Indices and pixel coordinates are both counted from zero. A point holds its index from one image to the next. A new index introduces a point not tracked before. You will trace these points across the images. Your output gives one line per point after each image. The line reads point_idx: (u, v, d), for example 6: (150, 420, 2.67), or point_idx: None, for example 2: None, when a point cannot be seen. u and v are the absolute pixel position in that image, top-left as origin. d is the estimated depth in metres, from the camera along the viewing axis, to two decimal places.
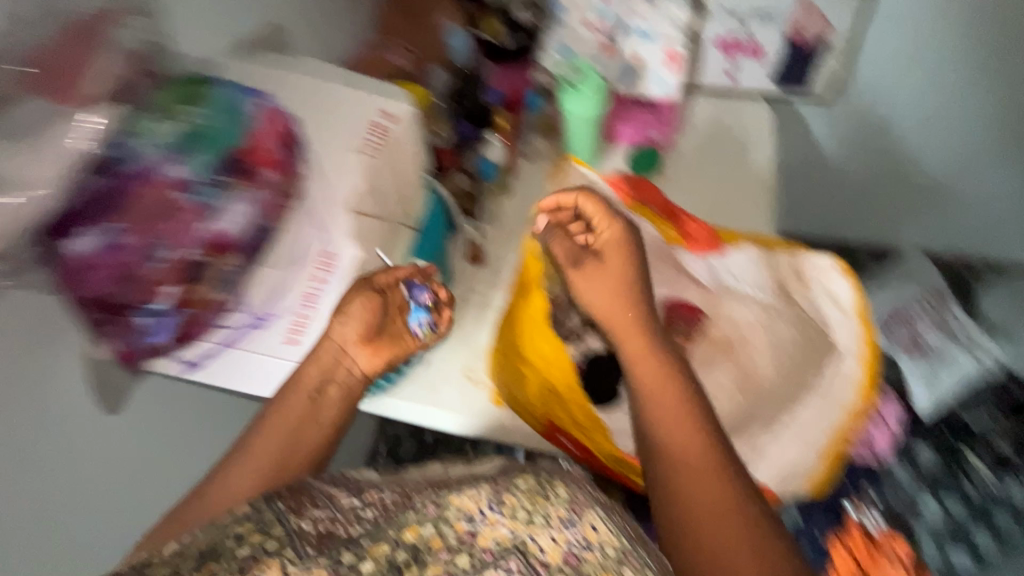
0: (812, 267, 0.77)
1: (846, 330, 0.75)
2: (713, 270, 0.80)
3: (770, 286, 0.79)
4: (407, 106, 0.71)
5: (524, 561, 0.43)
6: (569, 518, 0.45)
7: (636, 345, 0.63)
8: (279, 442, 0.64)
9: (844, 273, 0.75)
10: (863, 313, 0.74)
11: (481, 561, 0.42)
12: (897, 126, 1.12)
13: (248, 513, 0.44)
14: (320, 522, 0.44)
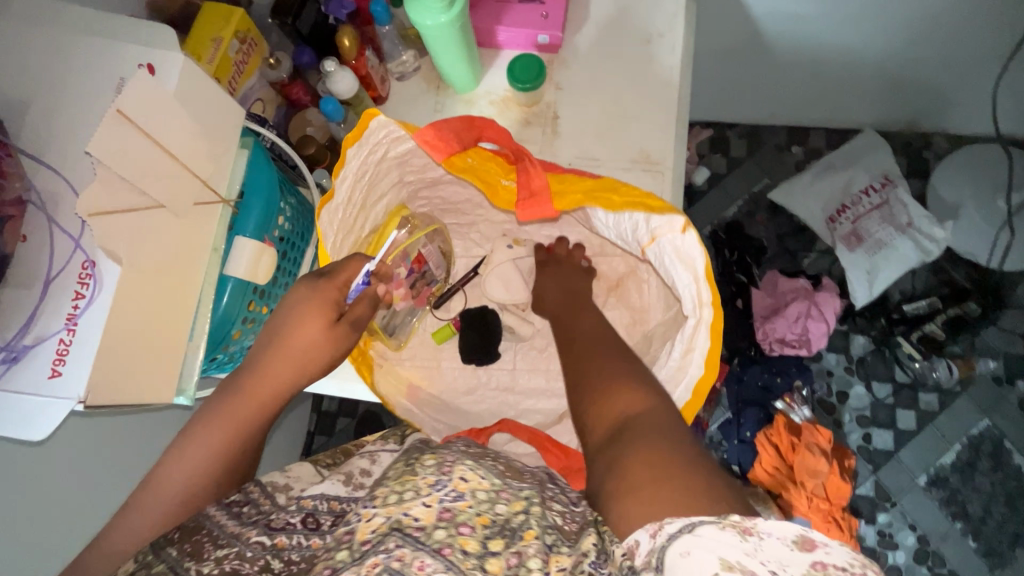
0: (662, 227, 0.56)
1: (696, 352, 0.57)
2: (660, 253, 0.60)
3: (707, 300, 0.56)
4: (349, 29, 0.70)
5: (402, 537, 0.38)
6: (438, 480, 0.42)
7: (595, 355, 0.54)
8: (243, 423, 0.49)
9: (692, 236, 0.54)
10: (713, 292, 0.55)
11: (359, 548, 0.38)
12: (901, 44, 1.05)
13: (136, 572, 0.39)
14: (225, 562, 0.40)
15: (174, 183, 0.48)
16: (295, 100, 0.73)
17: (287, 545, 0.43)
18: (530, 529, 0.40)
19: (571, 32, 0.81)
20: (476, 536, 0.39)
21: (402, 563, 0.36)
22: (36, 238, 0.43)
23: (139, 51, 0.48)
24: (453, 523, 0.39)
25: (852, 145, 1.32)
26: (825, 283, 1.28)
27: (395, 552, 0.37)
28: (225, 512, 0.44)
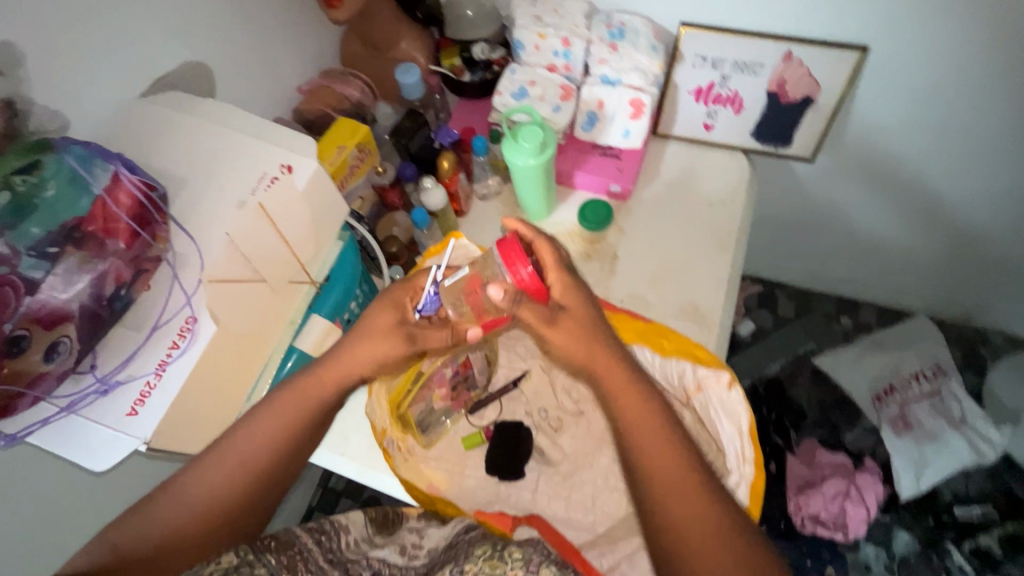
0: (708, 378, 0.63)
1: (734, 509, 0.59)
2: (704, 404, 0.65)
3: (749, 457, 0.60)
4: (449, 154, 0.81)
5: None
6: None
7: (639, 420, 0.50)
8: (287, 422, 0.53)
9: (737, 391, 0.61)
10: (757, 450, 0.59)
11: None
12: (956, 239, 1.10)
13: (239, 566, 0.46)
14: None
15: (278, 263, 0.56)
16: (389, 202, 0.83)
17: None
18: None
19: (640, 186, 0.89)
20: None
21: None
22: (158, 290, 0.50)
23: (284, 153, 0.57)
24: None
25: (904, 327, 1.33)
26: (868, 465, 1.22)
27: None
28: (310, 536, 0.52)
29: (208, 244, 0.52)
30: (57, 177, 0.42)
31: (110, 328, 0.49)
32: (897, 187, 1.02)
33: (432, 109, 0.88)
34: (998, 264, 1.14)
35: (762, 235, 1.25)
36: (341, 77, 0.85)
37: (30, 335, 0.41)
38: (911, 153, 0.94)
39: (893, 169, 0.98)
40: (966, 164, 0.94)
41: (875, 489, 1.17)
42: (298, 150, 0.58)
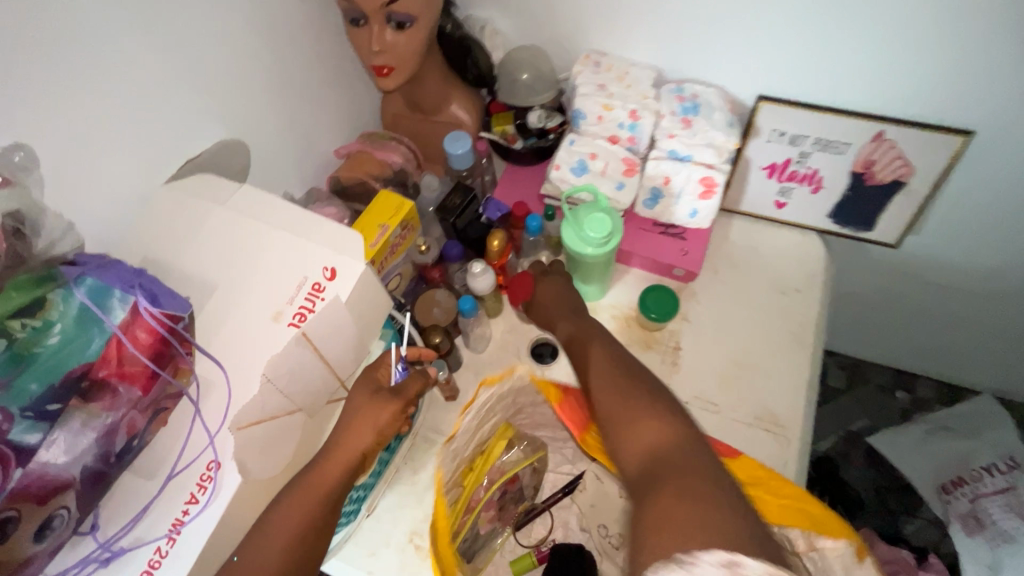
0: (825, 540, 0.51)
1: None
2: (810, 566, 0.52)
3: None
4: (498, 237, 0.74)
5: None
6: None
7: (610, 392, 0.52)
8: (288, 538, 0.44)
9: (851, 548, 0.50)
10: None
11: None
12: None
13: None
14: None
15: (315, 388, 0.49)
16: (429, 279, 0.76)
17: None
18: None
19: (706, 267, 0.81)
20: None
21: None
22: (177, 427, 0.42)
23: (330, 254, 0.50)
24: None
25: (971, 407, 1.22)
26: (933, 564, 1.10)
27: None
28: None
29: (238, 371, 0.44)
30: (67, 317, 0.35)
31: (119, 476, 0.41)
32: (986, 281, 0.92)
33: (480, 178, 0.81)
34: None
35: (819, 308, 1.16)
36: (384, 141, 0.79)
37: (20, 515, 0.33)
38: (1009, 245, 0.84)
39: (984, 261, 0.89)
40: None
41: None
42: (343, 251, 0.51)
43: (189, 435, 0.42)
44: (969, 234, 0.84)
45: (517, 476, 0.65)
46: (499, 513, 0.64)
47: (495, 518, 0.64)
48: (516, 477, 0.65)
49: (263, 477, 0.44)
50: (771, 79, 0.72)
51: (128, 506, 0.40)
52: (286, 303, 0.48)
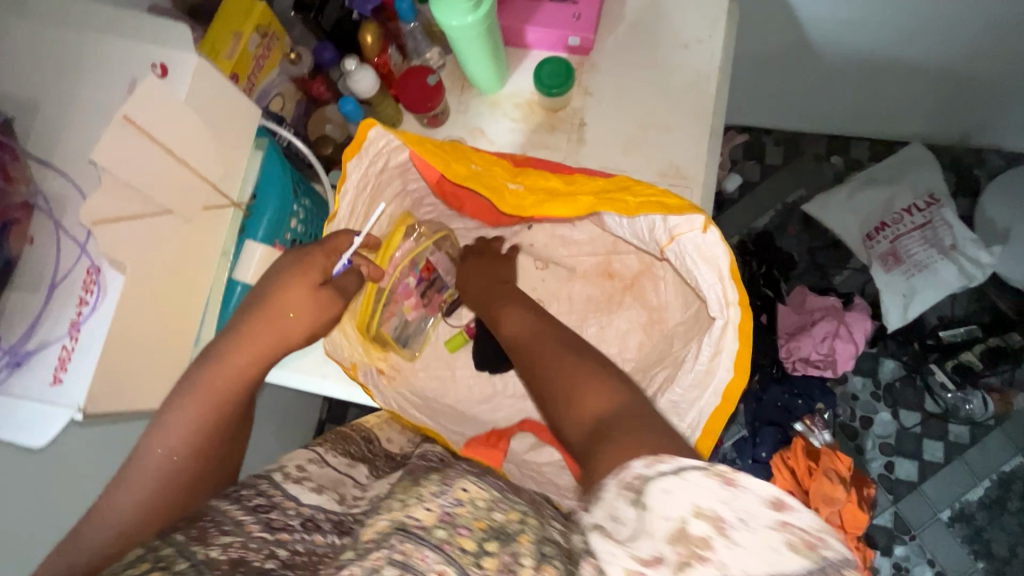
0: (680, 226, 0.52)
1: (724, 355, 0.54)
2: (681, 253, 0.55)
3: (734, 300, 0.52)
4: (369, 28, 0.68)
5: (406, 533, 0.37)
6: (440, 489, 0.42)
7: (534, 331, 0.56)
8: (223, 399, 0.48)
9: (714, 233, 0.50)
10: (741, 292, 0.51)
11: (363, 547, 0.36)
12: (963, 58, 0.98)
13: (141, 556, 0.37)
14: (230, 550, 0.38)
15: (185, 190, 0.48)
16: (317, 97, 0.71)
17: (289, 540, 0.41)
18: (524, 534, 0.39)
19: (603, 32, 0.77)
20: (472, 539, 0.37)
21: (405, 556, 0.35)
22: (43, 242, 0.43)
23: (155, 50, 0.46)
24: (452, 524, 0.38)
25: (898, 158, 1.25)
26: (858, 303, 1.22)
27: (399, 546, 0.36)
28: (237, 506, 0.43)
29: (84, 177, 0.43)
30: None
31: (3, 295, 0.42)
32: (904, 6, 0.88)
33: None
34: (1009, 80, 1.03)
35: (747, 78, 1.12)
36: None
37: None
38: None
39: None
40: None
41: (864, 325, 1.19)
42: (165, 41, 0.47)
43: (57, 246, 0.43)
44: None
45: (431, 267, 0.69)
46: (422, 299, 0.70)
47: (419, 303, 0.69)
48: (431, 264, 0.69)
49: (152, 276, 0.45)
50: None
51: (22, 319, 0.42)
52: (116, 104, 0.45)
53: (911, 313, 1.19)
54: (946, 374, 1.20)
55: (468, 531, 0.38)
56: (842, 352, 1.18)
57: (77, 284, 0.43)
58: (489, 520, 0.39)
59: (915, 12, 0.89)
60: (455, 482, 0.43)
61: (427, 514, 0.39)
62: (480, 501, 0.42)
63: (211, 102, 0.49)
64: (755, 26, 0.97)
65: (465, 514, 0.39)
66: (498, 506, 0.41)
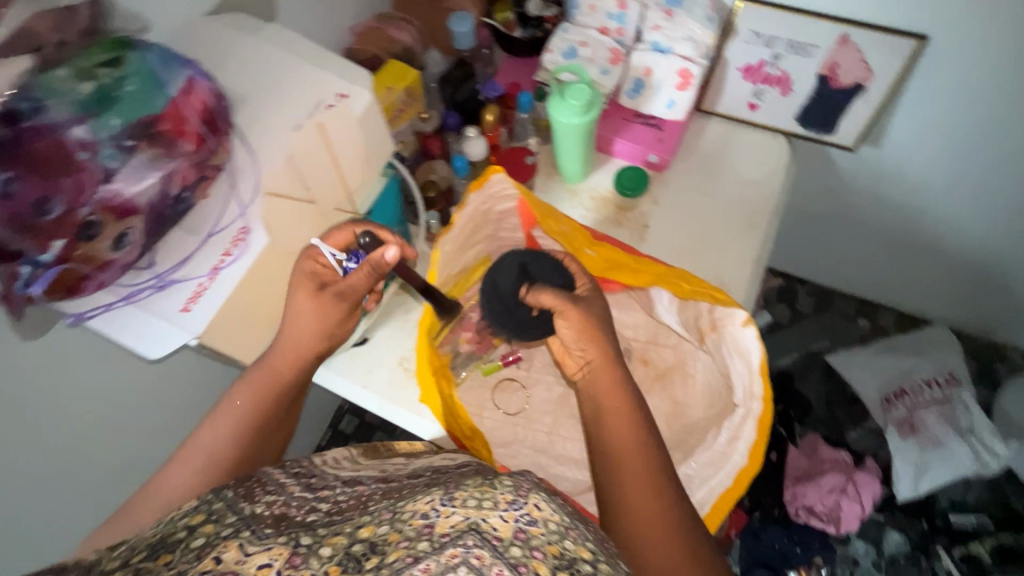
0: (723, 318, 0.61)
1: (741, 441, 0.62)
2: (718, 342, 0.64)
3: (758, 394, 0.61)
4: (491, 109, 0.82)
5: (479, 538, 0.40)
6: (513, 500, 0.43)
7: (614, 414, 0.55)
8: (249, 407, 0.57)
9: (751, 331, 0.58)
10: (767, 388, 0.59)
11: (438, 539, 0.40)
12: (993, 252, 1.08)
13: (199, 505, 0.44)
14: (272, 506, 0.47)
15: (329, 190, 0.58)
16: (430, 151, 0.84)
17: (330, 496, 0.51)
18: None
19: (678, 159, 0.90)
20: (546, 564, 0.40)
21: (480, 562, 0.39)
22: (215, 198, 0.52)
23: (342, 83, 0.58)
24: (527, 544, 0.41)
25: (921, 334, 1.33)
26: (869, 465, 1.23)
27: (473, 550, 0.39)
28: (282, 473, 0.54)
29: (265, 157, 0.53)
30: (139, 77, 0.45)
31: (170, 229, 0.51)
32: (942, 197, 1.00)
33: (481, 62, 0.88)
34: None
35: (792, 228, 1.24)
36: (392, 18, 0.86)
37: (103, 222, 0.44)
38: (959, 161, 0.93)
39: (939, 175, 0.97)
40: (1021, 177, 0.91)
41: (873, 486, 1.19)
42: (355, 77, 0.59)
43: (224, 205, 0.52)
44: (925, 145, 0.92)
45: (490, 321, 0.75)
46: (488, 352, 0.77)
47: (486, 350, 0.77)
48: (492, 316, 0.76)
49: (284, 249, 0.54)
50: None
51: (177, 254, 0.51)
52: (305, 109, 0.56)
53: (924, 488, 1.19)
54: (949, 562, 1.17)
55: (541, 554, 0.40)
56: (846, 505, 1.17)
57: (225, 237, 0.52)
58: (562, 548, 0.41)
59: (953, 202, 1.01)
60: (527, 496, 0.43)
61: (503, 526, 0.41)
62: (553, 523, 0.42)
63: (372, 131, 0.60)
64: (806, 187, 1.10)
65: (538, 535, 0.41)
66: (571, 533, 0.42)
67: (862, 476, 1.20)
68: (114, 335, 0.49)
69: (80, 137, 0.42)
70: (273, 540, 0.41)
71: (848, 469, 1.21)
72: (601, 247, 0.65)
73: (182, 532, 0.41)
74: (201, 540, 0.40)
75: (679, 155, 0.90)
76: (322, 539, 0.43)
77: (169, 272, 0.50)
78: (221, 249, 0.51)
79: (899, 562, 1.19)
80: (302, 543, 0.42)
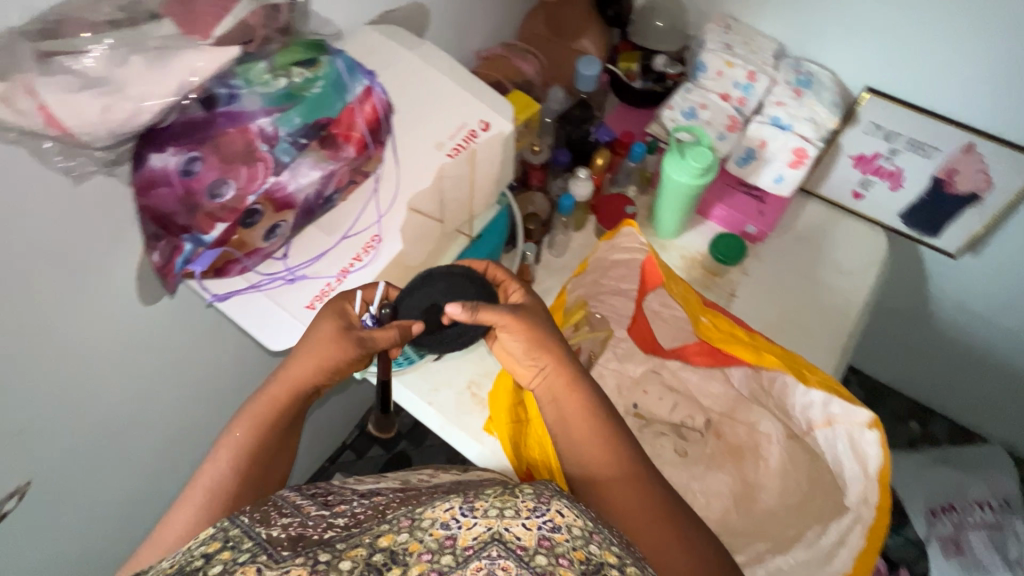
0: (842, 415, 0.61)
1: (847, 549, 0.58)
2: (830, 437, 0.63)
3: (873, 500, 0.59)
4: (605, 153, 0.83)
5: (504, 548, 0.40)
6: (536, 506, 0.43)
7: (580, 427, 0.51)
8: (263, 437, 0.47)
9: (875, 432, 0.58)
10: (885, 497, 0.58)
11: (462, 553, 0.40)
12: None
13: (213, 534, 0.40)
14: (291, 528, 0.42)
15: (455, 212, 0.60)
16: (532, 182, 0.83)
17: (346, 510, 0.47)
18: None
19: (776, 234, 0.89)
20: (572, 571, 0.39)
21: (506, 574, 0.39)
22: (355, 201, 0.53)
23: (486, 111, 0.58)
24: (553, 552, 0.40)
25: (975, 451, 1.28)
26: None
27: (498, 561, 0.39)
28: (299, 497, 0.48)
29: (409, 170, 0.54)
30: (324, 81, 0.48)
31: (308, 225, 0.51)
32: None
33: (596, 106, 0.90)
34: None
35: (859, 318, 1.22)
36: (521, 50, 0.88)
37: (263, 212, 0.46)
38: None
39: None
40: None
41: None
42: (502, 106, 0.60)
43: (361, 210, 0.53)
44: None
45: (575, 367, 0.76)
46: None
47: None
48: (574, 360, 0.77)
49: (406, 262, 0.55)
50: (880, 75, 0.80)
51: (309, 250, 0.51)
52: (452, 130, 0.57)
53: None
54: None
55: (567, 561, 0.40)
56: None
57: (358, 241, 0.52)
58: (587, 553, 0.40)
59: None
60: (550, 502, 0.43)
61: (526, 534, 0.41)
62: (576, 529, 0.42)
63: (504, 163, 0.62)
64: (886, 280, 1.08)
65: (562, 542, 0.41)
66: (594, 538, 0.42)
67: None
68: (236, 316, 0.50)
69: (264, 129, 0.44)
70: (290, 562, 0.38)
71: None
72: (720, 318, 0.65)
73: (199, 562, 0.38)
74: (217, 570, 0.37)
75: (782, 232, 0.90)
76: (340, 555, 0.39)
77: (300, 267, 0.51)
78: (350, 254, 0.52)
79: None
80: (319, 561, 0.38)
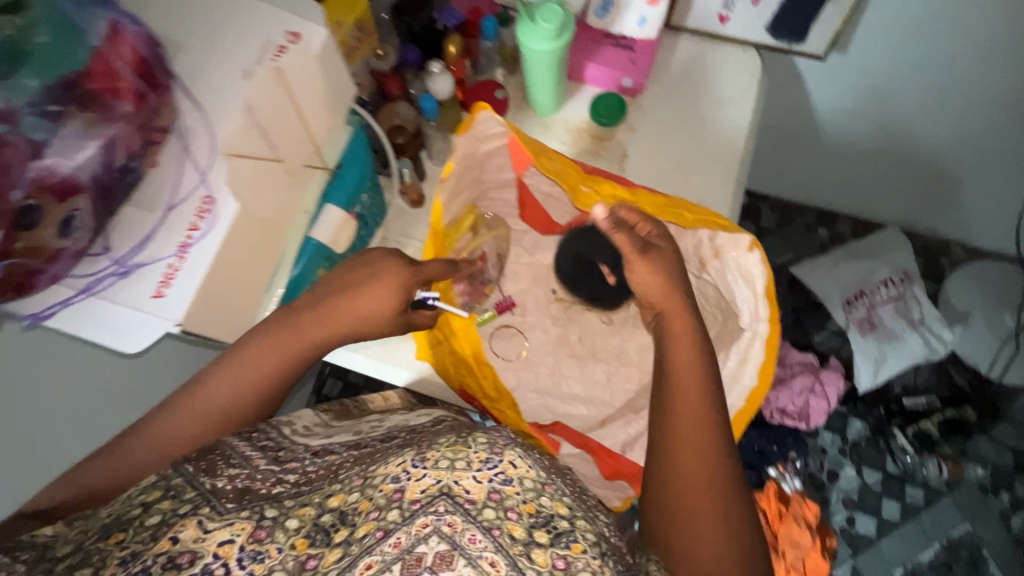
0: (727, 245, 0.64)
1: (750, 365, 0.64)
2: (721, 270, 0.66)
3: (763, 315, 0.63)
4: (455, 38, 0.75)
5: (452, 503, 0.40)
6: (488, 458, 0.43)
7: (689, 388, 0.53)
8: (227, 394, 0.52)
9: (756, 253, 0.62)
10: (772, 309, 0.62)
11: (409, 507, 0.40)
12: (948, 156, 1.10)
13: (155, 481, 0.41)
14: (236, 480, 0.44)
15: (294, 146, 0.54)
16: (389, 93, 0.75)
17: (298, 466, 0.49)
18: (577, 540, 0.40)
19: (649, 83, 0.87)
20: (521, 524, 0.40)
21: (452, 529, 0.39)
22: (166, 166, 0.45)
23: (290, 20, 0.49)
24: (501, 505, 0.41)
25: (878, 237, 1.38)
26: (833, 363, 1.31)
27: (444, 517, 0.39)
28: (248, 444, 0.50)
29: (217, 112, 0.46)
30: (47, 24, 0.40)
31: (121, 206, 0.44)
32: (903, 104, 1.01)
33: None
34: (986, 184, 1.15)
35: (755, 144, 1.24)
36: None
37: (42, 205, 0.39)
38: (922, 69, 0.92)
39: (901, 83, 0.96)
40: (980, 81, 0.90)
41: (837, 381, 1.27)
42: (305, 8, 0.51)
43: (179, 173, 0.46)
44: (887, 54, 0.91)
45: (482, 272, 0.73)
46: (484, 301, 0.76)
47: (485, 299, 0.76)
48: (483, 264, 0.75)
49: (255, 216, 0.50)
50: None
51: (132, 232, 0.44)
52: (253, 51, 0.48)
53: (884, 374, 1.30)
54: (905, 438, 1.31)
55: (517, 514, 0.40)
56: (817, 403, 1.25)
57: (189, 207, 0.45)
58: (538, 505, 0.41)
59: (913, 108, 1.01)
60: (503, 452, 0.43)
61: (476, 487, 0.41)
62: (528, 480, 0.42)
63: (331, 76, 0.54)
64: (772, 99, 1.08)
65: (513, 495, 0.41)
66: (547, 490, 0.42)
67: (828, 373, 1.28)
68: (76, 326, 0.45)
69: None
70: (234, 515, 0.40)
71: (816, 371, 1.28)
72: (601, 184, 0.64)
73: (138, 510, 0.39)
74: (156, 519, 0.39)
75: (654, 78, 0.87)
76: (288, 511, 0.42)
77: (128, 254, 0.44)
78: (183, 224, 0.45)
79: (861, 445, 1.32)
80: (265, 516, 0.41)
